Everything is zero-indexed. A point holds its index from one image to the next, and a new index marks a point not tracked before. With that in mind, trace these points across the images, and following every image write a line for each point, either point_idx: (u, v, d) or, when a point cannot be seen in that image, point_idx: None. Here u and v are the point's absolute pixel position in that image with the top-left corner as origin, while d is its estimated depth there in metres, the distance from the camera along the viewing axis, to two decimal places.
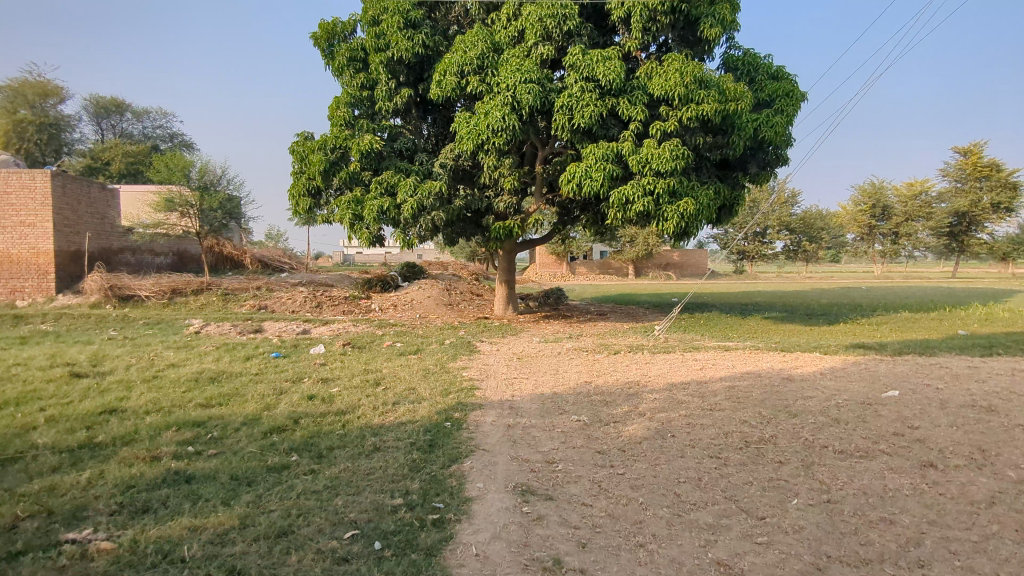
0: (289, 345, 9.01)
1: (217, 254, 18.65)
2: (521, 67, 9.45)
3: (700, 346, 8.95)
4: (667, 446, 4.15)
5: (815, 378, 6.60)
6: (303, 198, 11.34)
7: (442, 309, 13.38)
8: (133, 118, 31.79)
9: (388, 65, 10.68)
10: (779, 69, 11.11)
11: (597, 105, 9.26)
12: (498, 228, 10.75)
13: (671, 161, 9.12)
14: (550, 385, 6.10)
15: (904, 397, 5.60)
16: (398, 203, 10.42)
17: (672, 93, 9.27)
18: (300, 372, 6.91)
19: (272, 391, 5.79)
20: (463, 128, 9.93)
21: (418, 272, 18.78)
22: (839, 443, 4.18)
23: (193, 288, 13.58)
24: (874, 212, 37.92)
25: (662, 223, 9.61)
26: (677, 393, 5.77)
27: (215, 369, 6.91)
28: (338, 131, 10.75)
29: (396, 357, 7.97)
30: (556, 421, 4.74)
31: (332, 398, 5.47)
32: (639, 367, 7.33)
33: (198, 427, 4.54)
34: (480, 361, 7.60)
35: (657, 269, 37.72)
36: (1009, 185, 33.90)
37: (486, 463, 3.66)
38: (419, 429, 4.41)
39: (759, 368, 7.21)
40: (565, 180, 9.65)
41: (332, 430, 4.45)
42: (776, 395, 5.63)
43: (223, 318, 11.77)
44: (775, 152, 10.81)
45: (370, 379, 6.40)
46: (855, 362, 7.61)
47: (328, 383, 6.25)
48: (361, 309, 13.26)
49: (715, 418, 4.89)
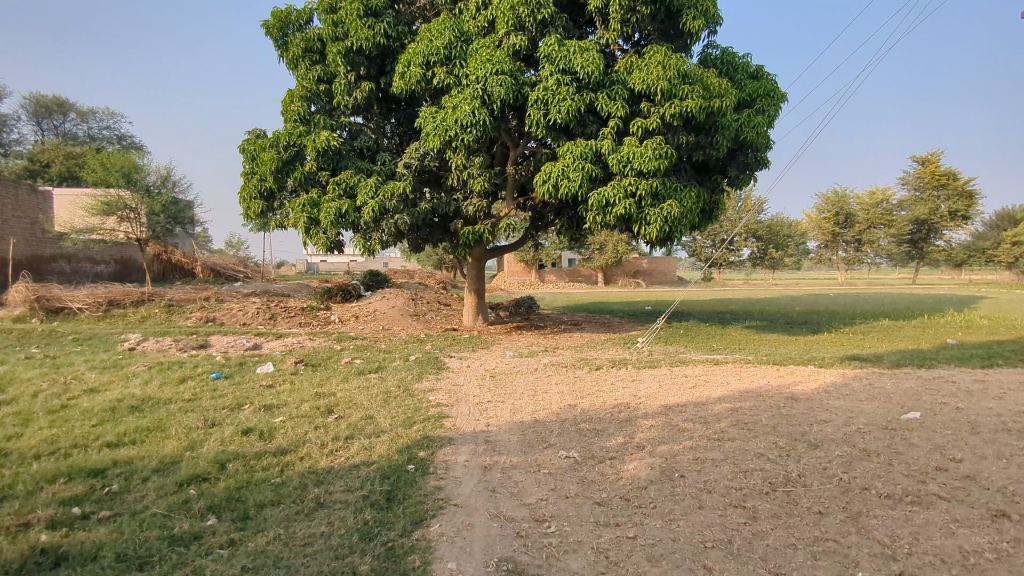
0: (234, 363, 8.03)
1: (164, 262, 17.41)
2: (492, 58, 8.69)
3: (687, 359, 8.30)
4: (680, 493, 3.42)
5: (822, 397, 5.97)
6: (255, 200, 10.38)
7: (407, 320, 12.52)
8: (78, 119, 30.03)
9: (347, 56, 9.84)
10: (758, 68, 10.63)
11: (574, 100, 8.58)
12: (467, 233, 9.98)
13: (653, 160, 8.49)
14: (529, 411, 5.33)
15: (928, 420, 4.98)
16: (358, 205, 9.55)
17: (654, 87, 8.64)
18: (242, 397, 6.00)
19: (202, 424, 4.88)
20: (428, 124, 9.11)
21: (382, 281, 17.84)
22: (880, 483, 3.52)
23: (133, 299, 12.42)
24: (838, 220, 37.99)
25: (644, 227, 8.97)
26: (676, 419, 5.05)
27: (141, 395, 5.94)
28: (293, 127, 9.82)
29: (354, 376, 7.10)
30: (541, 459, 3.97)
31: (272, 432, 4.59)
32: (626, 385, 6.61)
33: (96, 478, 3.62)
34: (449, 380, 6.78)
35: (626, 277, 37.36)
36: (965, 194, 35.05)
37: (459, 527, 2.87)
38: (375, 475, 3.59)
39: (756, 385, 6.56)
40: (540, 181, 8.93)
41: (267, 478, 3.58)
42: (787, 420, 4.95)
43: (164, 332, 10.67)
44: (755, 154, 10.31)
45: (321, 405, 5.54)
46: (855, 377, 7.03)
47: (271, 412, 5.35)
48: (320, 321, 12.29)
49: (725, 451, 4.20)
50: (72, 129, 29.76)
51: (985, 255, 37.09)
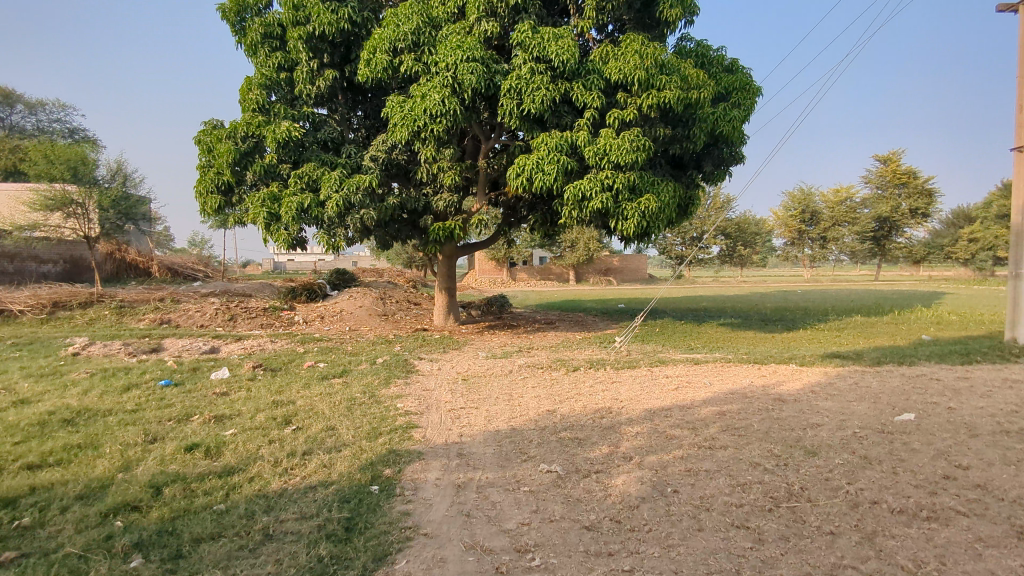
0: (187, 369, 7.46)
1: (117, 260, 16.53)
2: (462, 44, 8.28)
3: (666, 359, 8.00)
4: (676, 513, 3.09)
5: (810, 398, 5.72)
6: (211, 195, 9.76)
7: (375, 320, 12.04)
8: (26, 111, 28.51)
9: (309, 42, 9.32)
10: (733, 62, 10.41)
11: (549, 89, 8.23)
12: (436, 229, 9.54)
13: (630, 152, 8.19)
14: (506, 418, 4.94)
15: (924, 422, 4.75)
16: (321, 200, 9.05)
17: (630, 77, 8.32)
18: (191, 407, 5.49)
19: (142, 440, 4.38)
20: (395, 114, 8.66)
21: (349, 279, 17.23)
22: (890, 496, 3.25)
23: (80, 300, 11.66)
24: (804, 217, 38.55)
25: (621, 222, 8.67)
26: (662, 425, 4.73)
27: (76, 406, 5.38)
28: (251, 116, 9.24)
29: (317, 382, 6.64)
30: (521, 475, 3.61)
31: (221, 449, 4.13)
32: (606, 388, 6.27)
33: (6, 509, 3.12)
34: (419, 385, 6.36)
35: (597, 275, 37.24)
36: (926, 193, 35.82)
37: (430, 564, 2.49)
38: (335, 499, 3.18)
39: (740, 386, 6.29)
40: (513, 174, 8.54)
41: (208, 505, 3.14)
42: (778, 424, 4.66)
43: (113, 335, 9.98)
44: (731, 149, 10.11)
45: (278, 415, 5.08)
46: (839, 376, 6.80)
47: (222, 424, 4.88)
48: (283, 322, 11.69)
49: (718, 460, 3.90)
50: (21, 122, 28.29)
51: (944, 252, 38.00)
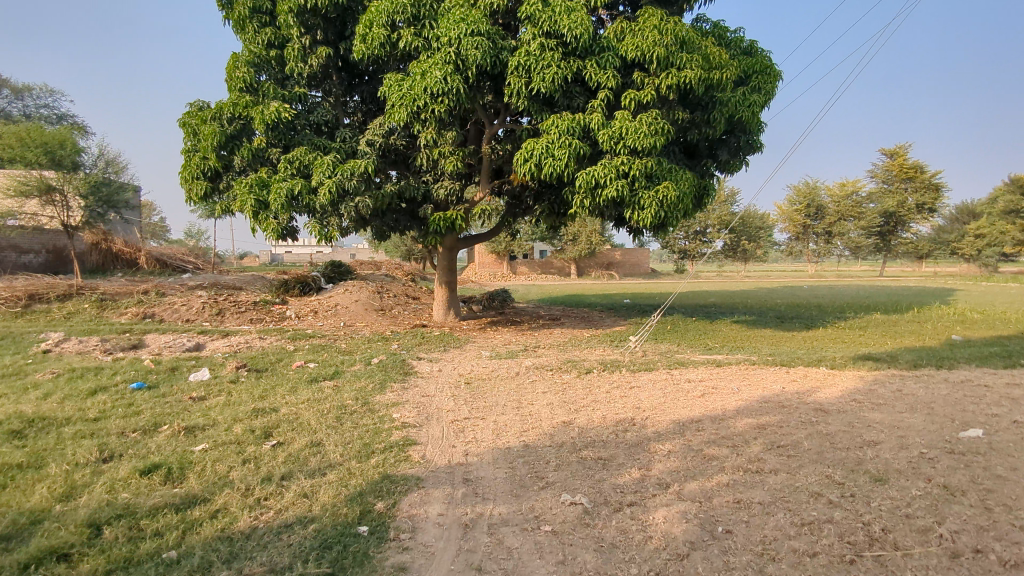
0: (163, 369, 6.83)
1: (104, 251, 15.81)
2: (466, 17, 7.63)
3: (685, 361, 7.37)
4: (736, 566, 2.49)
5: (854, 407, 5.11)
6: (197, 181, 9.09)
7: (372, 316, 11.43)
8: (13, 96, 27.79)
9: (301, 16, 8.64)
10: (752, 44, 9.74)
11: (561, 67, 7.59)
12: (437, 218, 8.91)
13: (648, 136, 7.57)
14: (517, 432, 4.32)
15: (996, 440, 4.13)
16: (313, 186, 8.41)
17: (648, 55, 7.69)
18: (160, 416, 4.89)
19: (96, 458, 3.78)
20: (394, 93, 8.01)
21: (345, 272, 16.58)
22: (996, 543, 2.65)
23: (59, 293, 11.03)
24: (809, 212, 37.48)
25: (637, 212, 8.04)
26: (696, 443, 4.11)
27: (29, 414, 4.76)
28: (238, 96, 8.55)
29: (306, 385, 6.02)
30: (541, 509, 3.01)
31: (185, 473, 3.52)
32: (623, 394, 5.64)
33: None
34: (417, 389, 5.76)
35: (599, 269, 36.68)
36: (931, 186, 35.73)
37: None
38: (315, 546, 2.57)
39: (772, 393, 5.68)
40: (520, 159, 7.91)
41: (158, 554, 2.53)
42: (830, 442, 4.04)
43: (91, 331, 9.35)
44: (749, 138, 9.46)
45: (258, 427, 4.49)
46: (877, 382, 6.17)
47: (193, 439, 4.28)
48: (274, 317, 11.06)
49: (771, 489, 3.30)
50: (7, 107, 27.52)
51: (949, 248, 37.58)
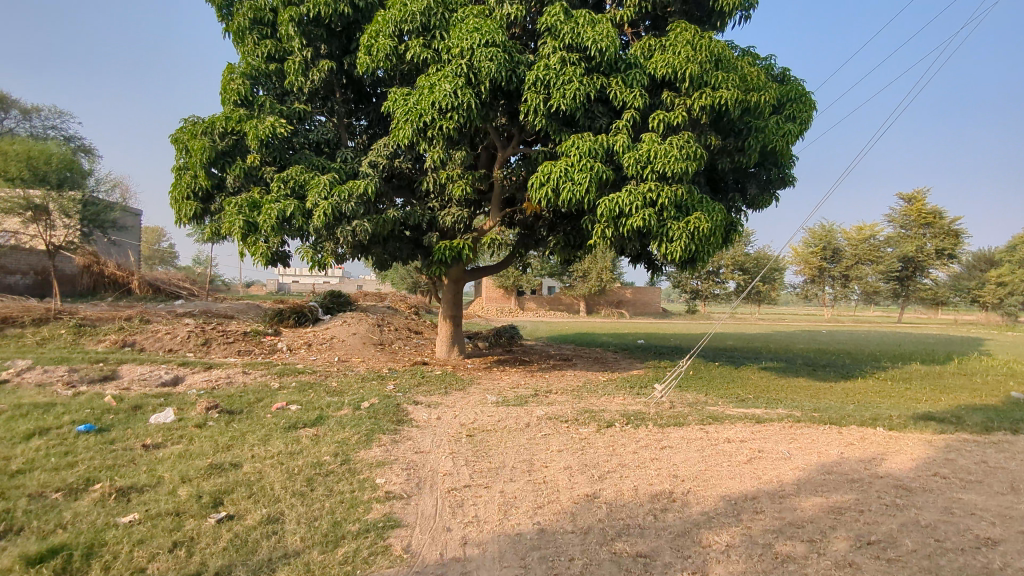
0: (125, 408, 5.97)
1: (95, 274, 15.18)
2: (481, 27, 7.00)
3: (720, 416, 6.40)
4: None
5: (939, 484, 4.17)
6: (186, 202, 8.36)
7: (369, 351, 10.58)
8: (22, 116, 27.77)
9: (302, 26, 8.05)
10: (783, 71, 9.04)
11: (583, 83, 6.92)
12: (443, 247, 8.13)
13: (679, 160, 6.82)
14: (528, 510, 3.42)
15: None
16: (307, 208, 7.66)
17: (679, 72, 7.01)
18: (96, 471, 4.02)
19: None
20: (399, 108, 7.33)
21: (344, 303, 15.76)
22: None
23: (36, 318, 10.28)
24: (825, 254, 36.93)
25: (665, 245, 7.24)
26: (758, 533, 3.20)
27: None
28: (232, 109, 7.87)
29: (280, 433, 5.15)
30: None
31: (90, 565, 2.64)
32: (654, 457, 4.72)
33: None
34: (409, 444, 4.87)
35: (609, 307, 35.80)
36: (952, 234, 34.14)
37: None
38: None
39: (831, 460, 4.75)
40: (536, 183, 7.16)
41: None
42: (934, 539, 3.12)
43: (61, 359, 8.53)
44: (781, 171, 8.71)
45: (208, 491, 3.60)
46: (951, 450, 5.20)
47: (123, 506, 3.39)
48: (264, 349, 10.22)
49: None
50: (14, 126, 27.40)
51: (971, 295, 36.18)
